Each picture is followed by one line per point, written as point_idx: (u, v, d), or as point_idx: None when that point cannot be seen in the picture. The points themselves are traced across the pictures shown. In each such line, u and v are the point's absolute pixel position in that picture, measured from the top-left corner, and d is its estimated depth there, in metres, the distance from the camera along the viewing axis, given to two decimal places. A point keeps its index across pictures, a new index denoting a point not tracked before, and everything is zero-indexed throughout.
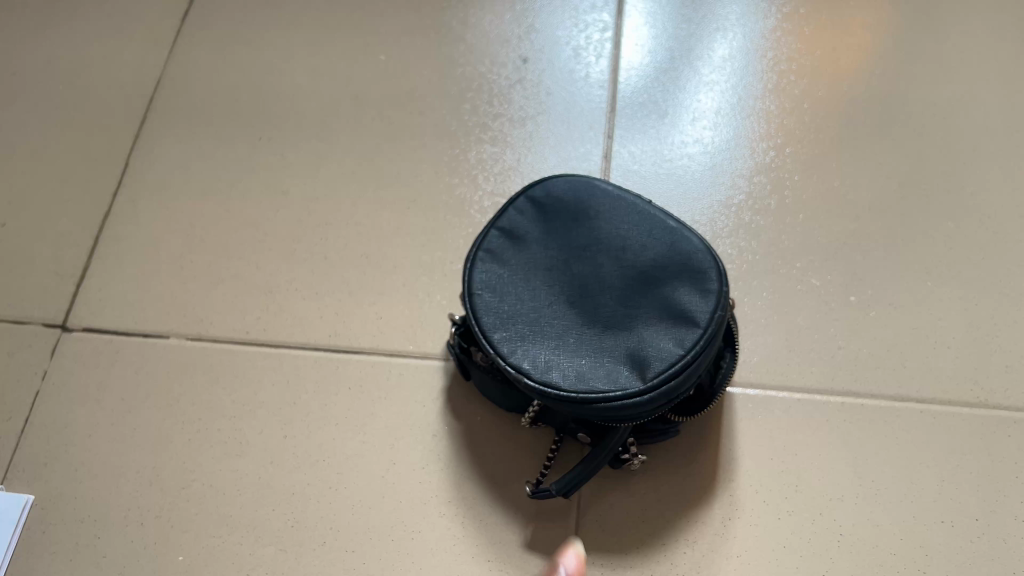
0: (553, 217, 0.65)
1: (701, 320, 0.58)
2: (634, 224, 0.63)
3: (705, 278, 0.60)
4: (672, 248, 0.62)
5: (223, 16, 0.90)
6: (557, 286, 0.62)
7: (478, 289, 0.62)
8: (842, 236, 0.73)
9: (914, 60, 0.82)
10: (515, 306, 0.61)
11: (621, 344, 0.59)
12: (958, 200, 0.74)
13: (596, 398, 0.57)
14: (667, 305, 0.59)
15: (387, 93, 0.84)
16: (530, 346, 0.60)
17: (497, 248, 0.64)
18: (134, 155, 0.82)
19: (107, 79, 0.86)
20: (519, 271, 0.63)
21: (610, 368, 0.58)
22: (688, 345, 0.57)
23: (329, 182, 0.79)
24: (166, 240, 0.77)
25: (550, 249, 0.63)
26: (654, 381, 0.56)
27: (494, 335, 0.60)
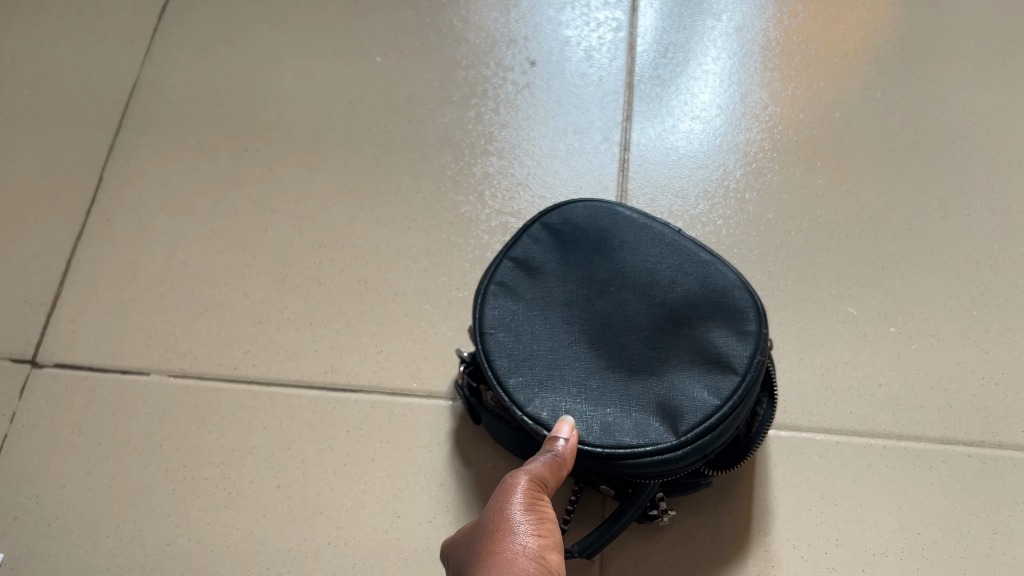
0: (572, 245, 0.57)
1: (739, 366, 0.51)
2: (662, 256, 0.56)
3: (743, 318, 0.52)
4: (706, 283, 0.54)
5: (204, 14, 0.83)
6: (578, 324, 0.54)
7: (490, 328, 0.54)
8: (879, 259, 0.68)
9: (951, 64, 0.76)
10: (531, 347, 0.54)
11: (649, 392, 0.51)
12: (1002, 220, 0.69)
13: (624, 455, 0.49)
14: (701, 348, 0.52)
15: (384, 98, 0.77)
16: (549, 393, 0.52)
17: (511, 281, 0.56)
18: (109, 168, 0.75)
19: (77, 83, 0.79)
20: (535, 307, 0.55)
21: (637, 419, 0.51)
22: (725, 395, 0.50)
23: (323, 199, 0.72)
24: (145, 264, 0.70)
25: (568, 281, 0.56)
26: (688, 436, 0.49)
27: (509, 382, 0.53)
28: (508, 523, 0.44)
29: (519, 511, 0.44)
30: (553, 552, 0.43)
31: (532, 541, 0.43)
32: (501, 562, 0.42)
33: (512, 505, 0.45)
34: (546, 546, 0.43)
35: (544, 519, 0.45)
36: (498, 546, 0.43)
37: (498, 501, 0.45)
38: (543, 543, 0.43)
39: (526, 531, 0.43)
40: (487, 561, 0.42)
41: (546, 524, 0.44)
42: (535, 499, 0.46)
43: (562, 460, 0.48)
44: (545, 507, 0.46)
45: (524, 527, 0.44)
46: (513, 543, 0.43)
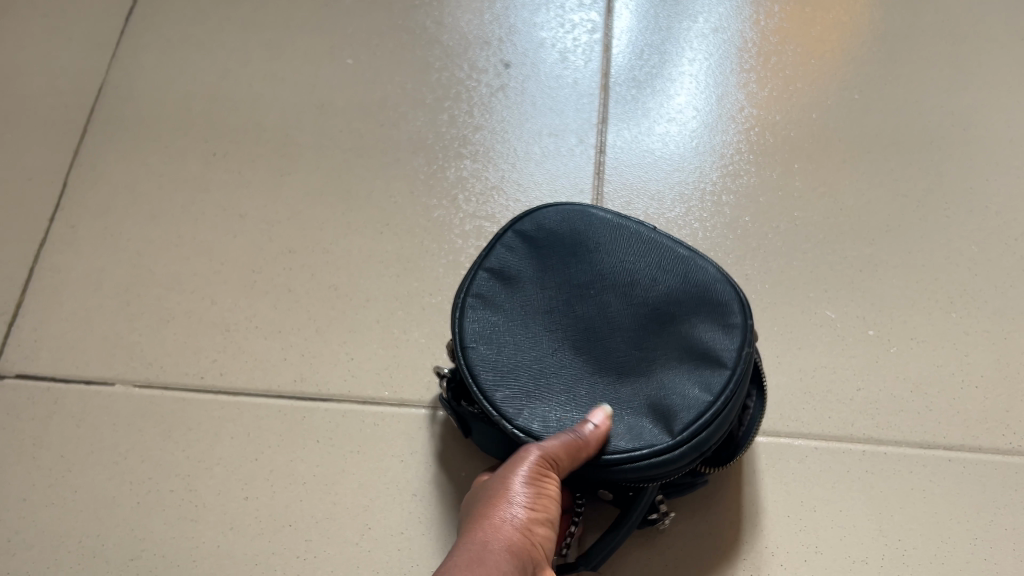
0: (548, 251, 0.55)
1: (728, 359, 0.50)
2: (640, 255, 0.55)
3: (727, 312, 0.52)
4: (686, 279, 0.53)
5: (172, 16, 0.81)
6: (561, 331, 0.52)
7: (471, 342, 0.52)
8: (857, 262, 0.67)
9: (929, 64, 0.76)
10: (514, 357, 0.51)
11: (639, 393, 0.50)
12: (981, 221, 0.69)
13: (621, 461, 0.47)
14: (687, 344, 0.51)
15: (356, 101, 0.76)
16: (537, 405, 0.50)
17: (488, 293, 0.54)
18: (73, 174, 0.73)
19: (41, 87, 0.78)
20: (516, 316, 0.53)
21: (631, 422, 0.49)
22: (717, 389, 0.49)
23: (293, 204, 0.71)
24: (110, 271, 0.69)
25: (548, 288, 0.54)
26: (685, 434, 0.48)
27: (496, 396, 0.50)
28: (507, 492, 0.45)
29: (522, 483, 0.45)
30: (543, 530, 0.45)
31: (524, 515, 0.44)
32: (486, 527, 0.44)
33: (517, 474, 0.45)
34: (536, 519, 0.45)
35: (545, 492, 0.45)
36: (491, 511, 0.44)
37: (508, 463, 0.46)
38: (534, 519, 0.44)
39: (519, 503, 0.44)
40: (478, 523, 0.44)
41: (545, 498, 0.45)
42: (544, 472, 0.46)
43: (581, 440, 0.46)
44: (551, 481, 0.46)
45: (520, 499, 0.45)
46: (503, 513, 0.44)
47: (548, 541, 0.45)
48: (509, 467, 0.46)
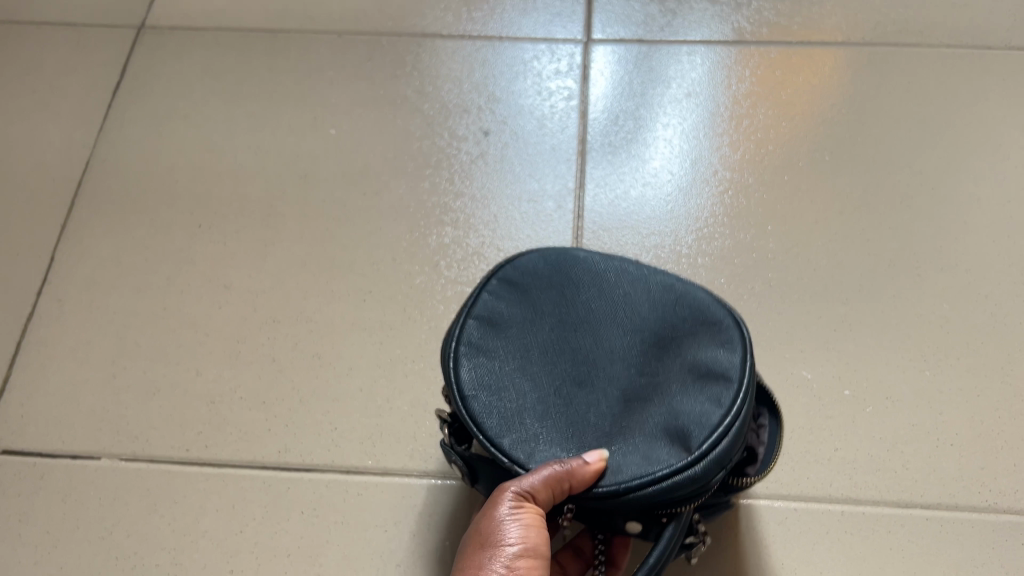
0: (537, 291, 0.54)
1: (733, 372, 0.49)
2: (630, 286, 0.54)
3: (725, 325, 0.51)
4: (680, 303, 0.52)
5: (158, 89, 0.83)
6: (557, 366, 0.51)
7: (467, 386, 0.50)
8: (832, 321, 0.68)
9: (896, 125, 0.78)
10: (514, 399, 0.50)
11: (649, 421, 0.49)
12: (951, 279, 0.70)
13: (642, 486, 0.45)
14: (689, 365, 0.50)
15: (339, 171, 0.78)
16: (543, 447, 0.49)
17: (479, 339, 0.52)
18: (61, 247, 0.75)
19: (30, 162, 0.79)
20: (512, 360, 0.51)
21: (646, 449, 0.47)
22: (726, 404, 0.48)
23: (278, 274, 0.72)
24: (97, 344, 0.70)
25: (541, 328, 0.52)
26: (701, 449, 0.46)
27: (502, 442, 0.49)
28: (494, 536, 0.47)
29: (508, 525, 0.46)
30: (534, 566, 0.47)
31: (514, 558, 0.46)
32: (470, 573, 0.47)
33: (501, 518, 0.46)
34: (520, 556, 0.47)
35: (533, 527, 0.47)
36: (484, 555, 0.47)
37: (492, 500, 0.47)
38: (522, 560, 0.47)
39: (501, 545, 0.46)
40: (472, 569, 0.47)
41: (527, 534, 0.46)
42: (520, 511, 0.46)
43: (566, 472, 0.45)
44: (532, 517, 0.46)
45: (509, 541, 0.47)
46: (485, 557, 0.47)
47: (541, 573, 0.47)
48: (493, 506, 0.46)
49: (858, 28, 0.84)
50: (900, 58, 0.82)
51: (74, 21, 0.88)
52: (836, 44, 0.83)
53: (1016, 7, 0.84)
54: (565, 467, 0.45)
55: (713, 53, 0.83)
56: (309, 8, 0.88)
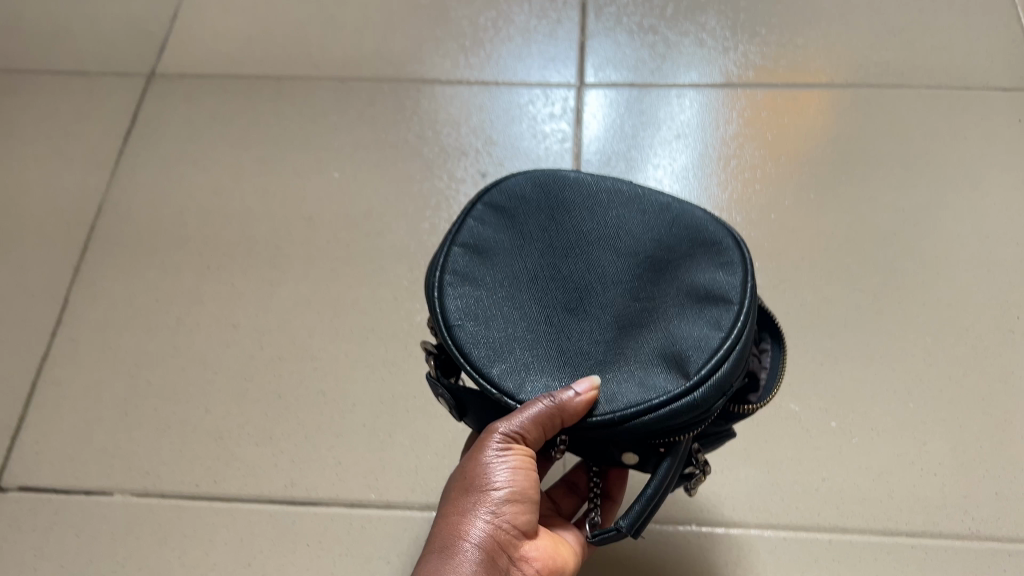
0: (522, 216, 0.51)
1: (733, 295, 0.46)
2: (621, 211, 0.52)
3: (725, 247, 0.49)
4: (675, 225, 0.51)
5: (168, 135, 0.86)
6: (547, 294, 0.49)
7: (452, 316, 0.47)
8: (819, 355, 0.71)
9: (880, 165, 0.81)
10: (500, 328, 0.47)
11: (646, 345, 0.46)
12: (934, 313, 0.73)
13: (639, 415, 0.43)
14: (687, 288, 0.48)
15: (342, 213, 0.80)
16: (532, 377, 0.46)
17: (461, 266, 0.49)
18: (74, 289, 0.77)
19: (45, 207, 0.82)
20: (497, 287, 0.49)
21: (642, 375, 0.45)
22: (727, 325, 0.45)
23: (284, 314, 0.75)
24: (109, 382, 0.72)
25: (528, 254, 0.50)
26: (703, 373, 0.43)
27: (490, 371, 0.46)
28: (484, 478, 0.47)
29: (495, 465, 0.47)
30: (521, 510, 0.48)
31: (502, 501, 0.48)
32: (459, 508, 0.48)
33: (489, 462, 0.47)
34: (508, 498, 0.48)
35: (522, 471, 0.47)
36: (473, 496, 0.48)
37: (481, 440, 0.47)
38: (509, 504, 0.48)
39: (490, 483, 0.47)
40: (460, 509, 0.48)
41: (514, 472, 0.47)
42: (507, 447, 0.46)
43: (556, 407, 0.43)
44: (518, 454, 0.46)
45: (497, 484, 0.48)
46: (474, 497, 0.48)
47: (529, 514, 0.49)
48: (482, 446, 0.47)
49: (842, 71, 0.87)
50: (883, 100, 0.85)
51: (88, 70, 0.92)
52: (821, 87, 0.86)
53: (994, 50, 0.87)
54: (558, 401, 0.43)
55: (703, 96, 0.86)
56: (313, 55, 0.91)
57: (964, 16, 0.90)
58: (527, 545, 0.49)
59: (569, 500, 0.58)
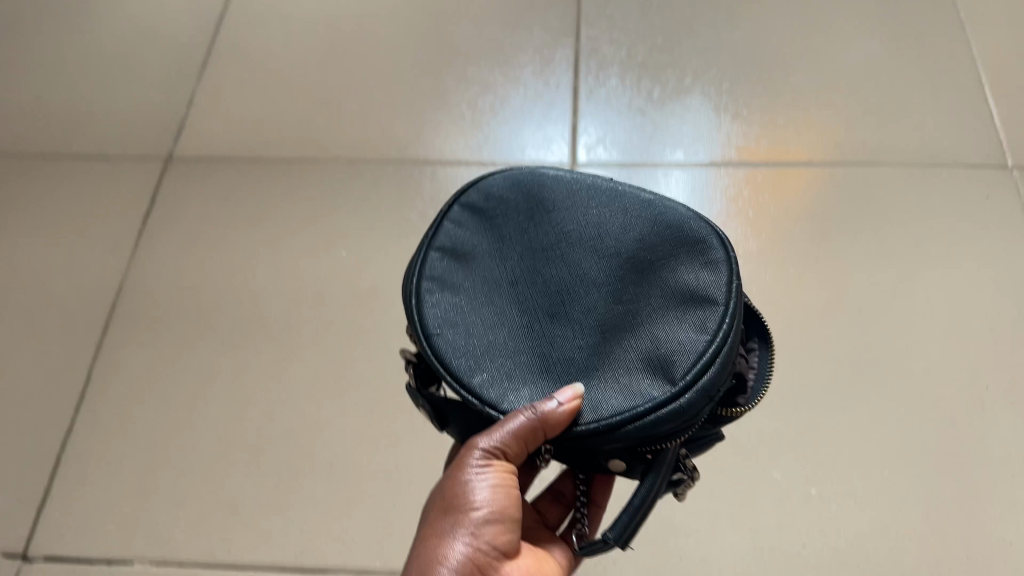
0: (504, 223, 0.60)
1: (715, 296, 0.53)
2: (601, 212, 0.59)
3: (709, 245, 0.55)
4: (656, 223, 0.57)
5: (185, 216, 0.92)
6: (533, 301, 0.56)
7: (437, 328, 0.55)
8: (799, 424, 0.75)
9: (857, 240, 0.86)
10: (486, 337, 0.55)
11: (632, 348, 0.53)
12: (908, 383, 0.77)
13: (625, 423, 0.50)
14: (672, 288, 0.54)
15: (348, 289, 0.85)
16: (517, 385, 0.53)
17: (443, 272, 0.58)
18: (96, 365, 0.82)
19: (69, 286, 0.87)
20: (476, 294, 0.57)
21: (627, 379, 0.52)
22: (710, 328, 0.52)
23: (294, 388, 0.79)
24: (129, 455, 0.77)
25: (510, 261, 0.58)
26: (688, 381, 0.50)
27: (473, 379, 0.53)
28: (466, 495, 0.54)
29: (477, 480, 0.53)
30: (502, 529, 0.53)
31: (483, 519, 0.53)
32: (443, 530, 0.54)
33: (471, 478, 0.53)
34: (489, 519, 0.53)
35: (501, 488, 0.53)
36: (457, 511, 0.54)
37: (463, 456, 0.53)
38: (490, 523, 0.53)
39: (473, 502, 0.53)
40: (444, 524, 0.54)
41: (494, 490, 0.53)
42: (488, 464, 0.53)
43: (536, 418, 0.49)
44: (499, 469, 0.53)
45: (479, 502, 0.54)
46: (457, 518, 0.54)
47: (509, 534, 0.54)
48: (465, 463, 0.53)
49: (821, 150, 0.92)
50: (859, 177, 0.90)
51: (109, 154, 0.97)
52: (801, 165, 0.91)
53: (964, 129, 0.93)
54: (537, 412, 0.49)
55: (689, 174, 0.91)
56: (321, 138, 0.97)
57: (936, 96, 0.96)
58: (508, 565, 0.54)
59: (554, 511, 0.64)
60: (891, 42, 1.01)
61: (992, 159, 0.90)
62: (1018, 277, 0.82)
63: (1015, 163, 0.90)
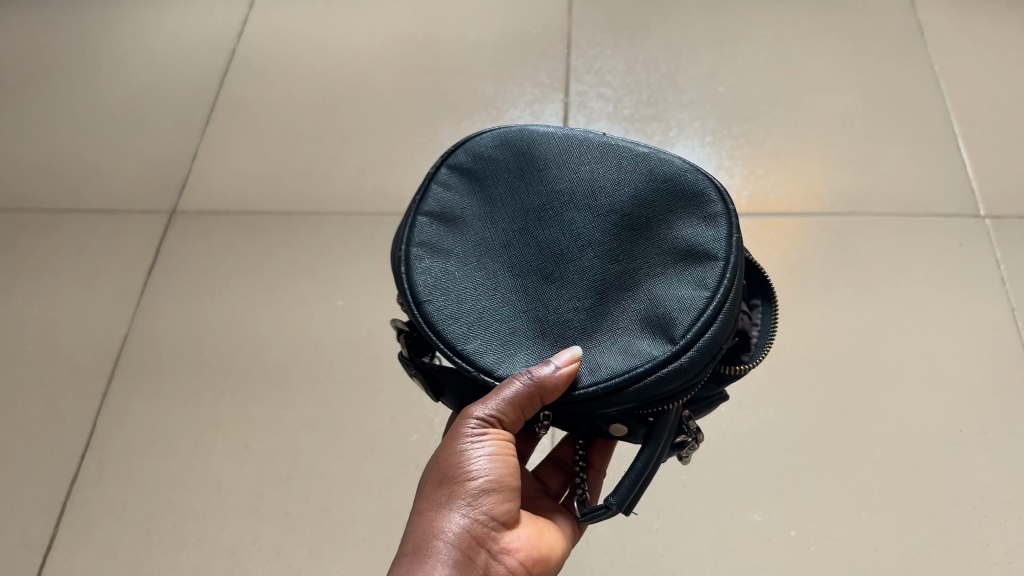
0: (494, 185, 0.60)
1: (714, 252, 0.53)
2: (594, 168, 0.59)
3: (707, 199, 0.56)
4: (653, 177, 0.57)
5: (187, 268, 0.95)
6: (526, 263, 0.56)
7: (426, 296, 0.55)
8: (779, 468, 0.78)
9: (836, 288, 0.89)
10: (478, 302, 0.55)
11: (631, 307, 0.54)
12: (886, 427, 0.80)
13: (624, 386, 0.50)
14: (671, 244, 0.55)
15: (344, 338, 0.88)
16: (512, 349, 0.54)
17: (432, 239, 0.58)
18: (101, 415, 0.85)
19: (75, 338, 0.90)
20: (469, 259, 0.57)
21: (628, 341, 0.52)
22: (711, 284, 0.52)
23: (291, 435, 0.82)
24: (132, 502, 0.79)
25: (502, 223, 0.58)
26: (687, 340, 0.50)
27: (465, 347, 0.54)
28: (463, 465, 0.54)
29: (474, 450, 0.54)
30: (499, 499, 0.54)
31: (480, 489, 0.54)
32: (437, 504, 0.54)
33: (467, 448, 0.54)
34: (485, 490, 0.54)
35: (497, 457, 0.54)
36: (453, 483, 0.54)
37: (459, 425, 0.54)
38: (487, 494, 0.54)
39: (468, 474, 0.54)
40: (439, 497, 0.54)
41: (491, 460, 0.54)
42: (484, 433, 0.54)
43: (534, 383, 0.49)
44: (496, 438, 0.54)
45: (476, 472, 0.54)
46: (452, 490, 0.54)
47: (507, 503, 0.55)
48: (461, 432, 0.54)
49: (802, 200, 0.96)
50: (838, 226, 0.93)
51: (116, 209, 1.01)
52: (783, 215, 0.95)
53: (939, 180, 0.96)
54: (536, 375, 0.50)
55: None
56: (319, 191, 1.00)
57: (912, 148, 0.99)
58: (507, 534, 0.55)
59: (555, 479, 0.67)
60: (869, 96, 1.05)
61: (966, 209, 0.94)
62: (992, 324, 0.85)
63: (988, 213, 0.93)
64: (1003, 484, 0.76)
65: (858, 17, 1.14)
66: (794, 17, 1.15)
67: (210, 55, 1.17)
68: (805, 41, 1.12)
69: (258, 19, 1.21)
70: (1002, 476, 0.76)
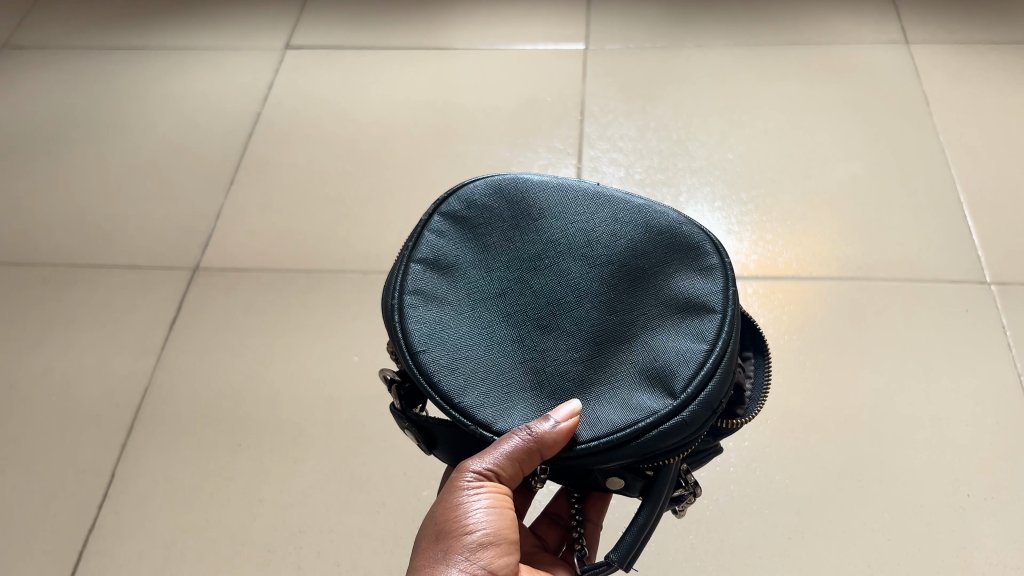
0: (489, 233, 0.60)
1: (712, 305, 0.55)
2: (590, 220, 0.60)
3: (704, 253, 0.58)
4: (649, 229, 0.59)
5: (208, 323, 0.97)
6: (522, 312, 0.57)
7: (422, 346, 0.55)
8: (787, 530, 0.79)
9: (840, 350, 0.90)
10: (474, 351, 0.55)
11: (631, 359, 0.54)
12: (893, 489, 0.80)
13: (628, 440, 0.51)
14: (669, 295, 0.56)
15: (359, 394, 0.90)
16: (510, 402, 0.54)
17: (427, 285, 0.58)
18: (120, 465, 0.87)
19: (98, 389, 0.93)
20: (464, 307, 0.57)
21: (628, 394, 0.53)
22: (710, 338, 0.54)
23: (305, 489, 0.84)
24: (147, 553, 0.81)
25: (498, 272, 0.59)
26: (689, 395, 0.51)
27: (462, 400, 0.54)
28: (460, 519, 0.56)
29: (472, 505, 0.55)
30: (498, 552, 0.55)
31: (478, 542, 0.55)
32: (437, 560, 0.55)
33: (464, 501, 0.55)
34: (485, 545, 0.55)
35: (494, 510, 0.56)
36: (450, 537, 0.56)
37: (457, 478, 0.55)
38: (484, 548, 0.55)
39: (469, 527, 0.56)
40: (436, 552, 0.56)
41: (491, 513, 0.56)
42: (483, 487, 0.55)
43: (534, 440, 0.50)
44: (494, 491, 0.55)
45: (473, 525, 0.56)
46: (453, 545, 0.55)
47: (506, 557, 0.56)
48: (459, 484, 0.55)
49: (810, 265, 0.97)
50: (844, 290, 0.95)
51: (141, 265, 1.04)
52: (792, 279, 0.96)
53: (943, 246, 0.98)
54: (540, 429, 0.50)
55: None
56: (338, 249, 1.03)
57: (917, 215, 1.01)
58: None
59: (553, 533, 0.70)
60: (875, 164, 1.07)
61: (972, 276, 0.95)
62: (999, 389, 0.86)
63: (993, 278, 0.94)
64: (1010, 549, 0.76)
65: (863, 88, 1.17)
66: (801, 86, 1.18)
67: (235, 118, 1.22)
68: (812, 110, 1.15)
69: (282, 84, 1.26)
70: (1009, 540, 0.77)
